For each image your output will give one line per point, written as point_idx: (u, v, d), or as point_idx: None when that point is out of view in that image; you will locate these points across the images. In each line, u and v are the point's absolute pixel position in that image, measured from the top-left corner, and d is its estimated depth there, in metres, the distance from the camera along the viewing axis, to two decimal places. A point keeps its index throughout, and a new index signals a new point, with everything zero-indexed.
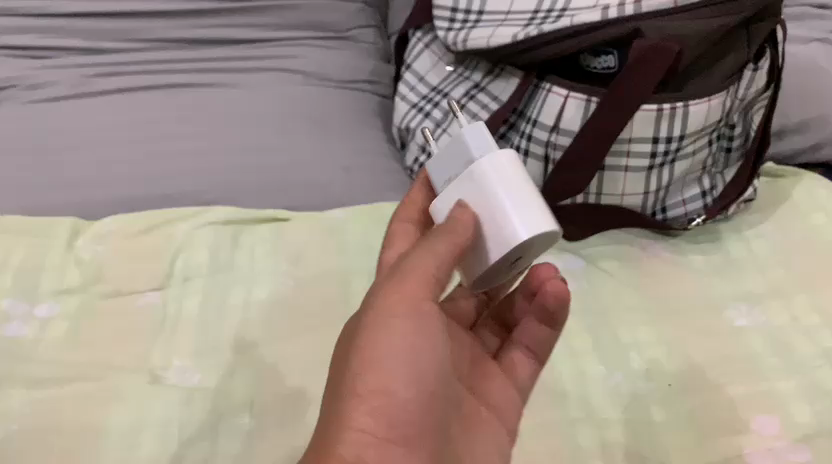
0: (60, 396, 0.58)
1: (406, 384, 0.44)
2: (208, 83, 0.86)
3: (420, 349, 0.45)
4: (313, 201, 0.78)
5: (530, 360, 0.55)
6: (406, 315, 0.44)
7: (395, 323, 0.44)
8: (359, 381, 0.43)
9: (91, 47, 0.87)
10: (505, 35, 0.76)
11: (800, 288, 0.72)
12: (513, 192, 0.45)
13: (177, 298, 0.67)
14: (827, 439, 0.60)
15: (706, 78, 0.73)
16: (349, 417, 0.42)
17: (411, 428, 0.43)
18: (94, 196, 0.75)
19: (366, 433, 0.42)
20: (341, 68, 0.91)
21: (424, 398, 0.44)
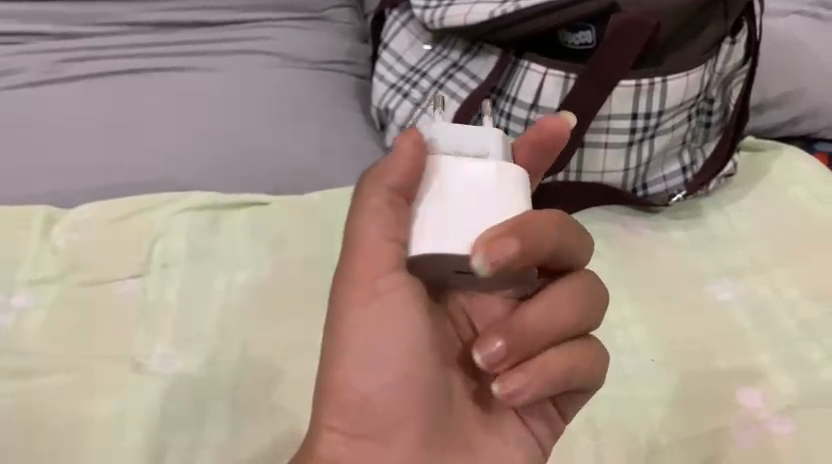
0: (43, 387, 0.60)
1: (373, 377, 0.45)
2: (180, 67, 0.90)
3: (383, 341, 0.45)
4: (295, 186, 0.82)
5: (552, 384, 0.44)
6: (364, 306, 0.45)
7: (355, 316, 0.45)
8: (330, 379, 0.46)
9: (59, 32, 0.90)
10: (482, 12, 0.77)
11: (779, 262, 0.76)
12: (464, 196, 0.40)
13: (157, 284, 0.69)
14: (808, 409, 0.63)
15: (684, 51, 0.76)
16: (325, 416, 0.46)
17: (384, 419, 0.45)
18: (70, 184, 0.78)
19: (339, 429, 0.46)
20: (315, 49, 0.94)
21: (396, 388, 0.45)
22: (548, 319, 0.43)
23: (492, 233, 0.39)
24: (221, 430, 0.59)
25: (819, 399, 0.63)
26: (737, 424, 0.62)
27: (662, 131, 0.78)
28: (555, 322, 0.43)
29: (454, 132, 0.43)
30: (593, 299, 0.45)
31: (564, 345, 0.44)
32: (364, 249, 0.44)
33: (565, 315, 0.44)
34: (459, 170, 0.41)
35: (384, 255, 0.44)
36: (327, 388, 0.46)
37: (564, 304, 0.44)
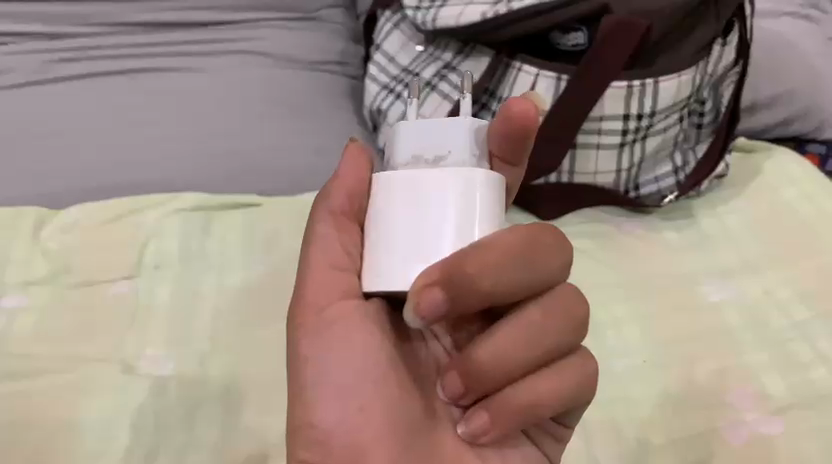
0: (31, 389, 0.60)
1: (335, 404, 0.42)
2: (171, 68, 0.89)
3: (341, 363, 0.42)
4: (286, 186, 0.81)
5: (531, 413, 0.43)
6: (319, 329, 0.43)
7: (310, 341, 0.43)
8: (293, 412, 0.43)
9: (49, 32, 0.90)
10: (474, 13, 0.77)
11: (770, 264, 0.76)
12: (416, 217, 0.38)
13: (148, 286, 0.69)
14: (800, 410, 0.63)
15: (675, 53, 0.76)
16: (292, 452, 0.43)
17: (358, 453, 0.42)
18: (58, 184, 0.77)
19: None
20: (308, 49, 0.94)
21: (361, 411, 0.42)
22: (510, 356, 0.40)
23: (432, 275, 0.37)
24: (212, 432, 0.59)
25: (810, 400, 0.63)
26: (730, 423, 0.62)
27: (654, 132, 0.78)
28: (516, 360, 0.41)
29: (414, 129, 0.41)
30: (567, 318, 0.41)
31: (531, 378, 0.42)
32: (314, 276, 0.44)
33: (531, 348, 0.41)
34: (412, 185, 0.39)
35: (335, 279, 0.44)
36: (293, 425, 0.43)
37: (530, 336, 0.41)
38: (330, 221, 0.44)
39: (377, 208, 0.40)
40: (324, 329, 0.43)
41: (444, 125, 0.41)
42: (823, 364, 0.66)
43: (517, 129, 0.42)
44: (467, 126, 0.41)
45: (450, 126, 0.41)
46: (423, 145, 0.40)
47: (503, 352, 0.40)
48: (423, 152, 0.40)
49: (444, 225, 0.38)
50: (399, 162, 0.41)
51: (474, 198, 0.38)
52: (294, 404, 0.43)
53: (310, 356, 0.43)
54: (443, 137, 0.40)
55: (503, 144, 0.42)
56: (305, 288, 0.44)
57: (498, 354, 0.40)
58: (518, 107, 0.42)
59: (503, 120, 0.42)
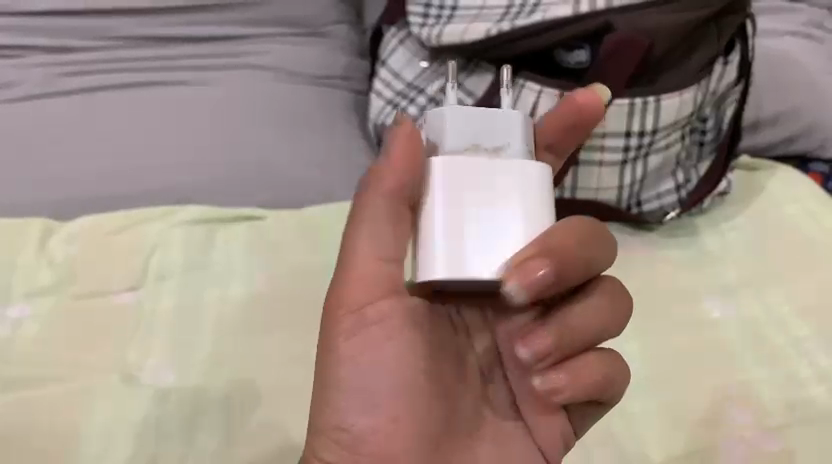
0: (34, 398, 0.60)
1: (362, 410, 0.45)
2: (178, 81, 0.90)
3: (371, 372, 0.45)
4: (291, 198, 0.83)
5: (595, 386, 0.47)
6: (355, 336, 0.45)
7: (346, 347, 0.45)
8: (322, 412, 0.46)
9: (56, 45, 0.91)
10: (479, 30, 0.77)
11: (771, 281, 0.76)
12: (486, 208, 0.41)
13: (151, 297, 0.70)
14: (796, 427, 0.63)
15: (678, 72, 0.76)
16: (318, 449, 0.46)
17: (383, 455, 0.45)
18: (65, 192, 0.79)
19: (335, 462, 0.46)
20: (315, 64, 0.95)
21: (385, 421, 0.45)
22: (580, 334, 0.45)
23: (526, 253, 0.40)
24: (213, 440, 0.60)
25: (807, 416, 0.64)
26: (725, 440, 0.62)
27: (656, 148, 0.79)
28: (596, 328, 0.46)
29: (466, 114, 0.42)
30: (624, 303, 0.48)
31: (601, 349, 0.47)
32: (356, 275, 0.45)
33: (608, 319, 0.46)
34: (480, 171, 0.41)
35: (375, 280, 0.45)
36: (322, 426, 0.46)
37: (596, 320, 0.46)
38: (384, 206, 0.43)
39: (441, 198, 0.41)
40: (361, 335, 0.45)
41: (503, 115, 0.43)
42: (821, 382, 0.66)
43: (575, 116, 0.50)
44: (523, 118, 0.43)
45: (508, 117, 0.43)
46: (485, 135, 0.42)
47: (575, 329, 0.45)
48: (485, 143, 0.42)
49: (511, 208, 0.41)
50: (450, 149, 0.42)
51: (532, 187, 0.41)
52: (323, 406, 0.46)
53: (345, 359, 0.45)
54: (504, 128, 0.43)
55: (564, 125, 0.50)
56: (342, 288, 0.46)
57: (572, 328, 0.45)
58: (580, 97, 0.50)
59: (570, 105, 0.50)
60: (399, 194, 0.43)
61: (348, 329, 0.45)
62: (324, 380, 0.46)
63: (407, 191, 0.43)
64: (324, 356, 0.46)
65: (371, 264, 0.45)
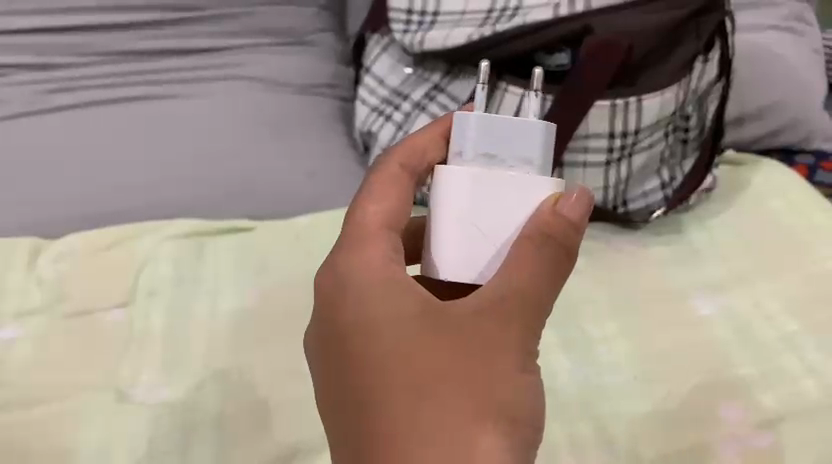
0: (28, 419, 0.61)
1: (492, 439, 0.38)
2: (164, 95, 0.91)
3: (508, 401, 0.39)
4: (280, 211, 0.83)
5: None
6: (508, 356, 0.39)
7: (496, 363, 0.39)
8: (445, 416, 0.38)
9: (40, 63, 0.91)
10: (460, 36, 0.78)
11: (760, 275, 0.77)
12: None
13: (142, 313, 0.70)
14: (789, 421, 0.63)
15: (658, 71, 0.77)
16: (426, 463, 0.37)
17: None
18: (55, 213, 0.79)
19: None
20: (300, 74, 0.95)
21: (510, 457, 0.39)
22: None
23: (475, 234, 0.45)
24: (208, 455, 0.60)
25: (799, 410, 0.64)
26: (718, 438, 0.62)
27: (640, 148, 0.80)
28: None
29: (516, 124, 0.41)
30: None
31: None
32: (532, 281, 0.40)
33: None
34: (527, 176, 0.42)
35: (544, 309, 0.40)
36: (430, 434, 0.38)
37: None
38: (387, 208, 0.44)
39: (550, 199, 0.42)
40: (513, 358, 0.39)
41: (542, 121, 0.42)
42: (811, 376, 0.67)
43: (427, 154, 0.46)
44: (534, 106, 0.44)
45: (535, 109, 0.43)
46: (515, 143, 0.41)
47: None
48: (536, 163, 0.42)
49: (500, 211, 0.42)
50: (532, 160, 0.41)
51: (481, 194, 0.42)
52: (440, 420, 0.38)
53: (512, 374, 0.39)
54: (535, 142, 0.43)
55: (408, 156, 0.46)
56: (499, 303, 0.39)
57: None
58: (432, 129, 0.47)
59: (409, 144, 0.46)
60: (389, 212, 0.44)
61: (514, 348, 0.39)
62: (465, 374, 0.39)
63: (397, 210, 0.44)
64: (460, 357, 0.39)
65: (534, 293, 0.40)
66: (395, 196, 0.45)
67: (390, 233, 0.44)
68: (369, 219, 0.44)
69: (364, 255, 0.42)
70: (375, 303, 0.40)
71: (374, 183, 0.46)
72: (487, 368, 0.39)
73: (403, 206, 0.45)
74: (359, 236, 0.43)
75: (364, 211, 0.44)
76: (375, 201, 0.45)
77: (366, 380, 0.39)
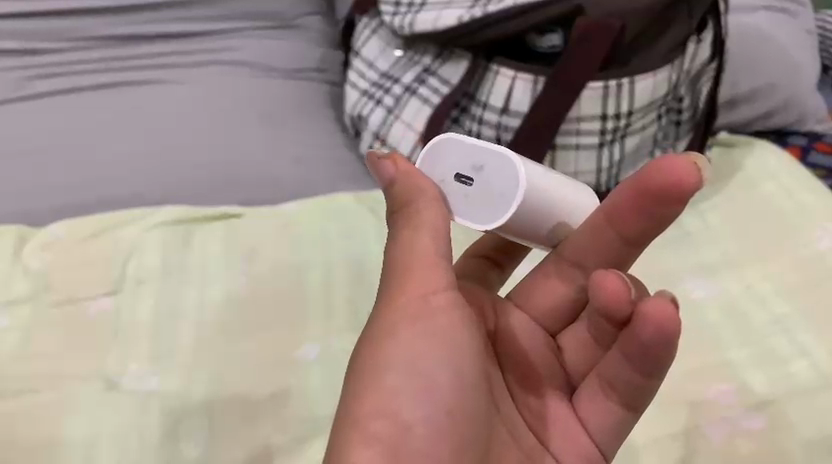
0: (15, 409, 0.60)
1: (412, 394, 0.43)
2: (149, 81, 0.89)
3: (430, 357, 0.44)
4: (266, 195, 0.82)
5: (629, 373, 0.47)
6: (424, 314, 0.44)
7: (413, 319, 0.44)
8: (382, 370, 0.43)
9: (24, 48, 0.89)
10: (450, 18, 0.77)
11: (752, 259, 0.76)
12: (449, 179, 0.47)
13: (131, 302, 0.69)
14: (779, 405, 0.63)
15: (650, 52, 0.76)
16: (362, 409, 0.43)
17: (423, 447, 0.42)
18: (40, 202, 0.78)
19: (378, 434, 0.42)
20: (288, 58, 0.94)
21: (438, 412, 0.43)
22: (648, 343, 0.44)
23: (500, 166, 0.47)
24: (196, 447, 0.60)
25: (790, 392, 0.64)
26: (710, 422, 0.62)
27: (632, 130, 0.79)
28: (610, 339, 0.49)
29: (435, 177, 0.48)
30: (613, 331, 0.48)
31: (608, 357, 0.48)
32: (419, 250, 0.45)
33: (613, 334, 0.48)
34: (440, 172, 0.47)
35: (442, 271, 0.45)
36: (370, 376, 0.43)
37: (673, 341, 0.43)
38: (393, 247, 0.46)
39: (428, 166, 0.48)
40: (423, 315, 0.44)
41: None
42: (803, 357, 0.67)
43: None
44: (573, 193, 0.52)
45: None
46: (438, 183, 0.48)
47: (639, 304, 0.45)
48: (434, 167, 0.48)
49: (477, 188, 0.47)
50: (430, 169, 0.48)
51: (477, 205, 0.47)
52: (368, 372, 0.44)
53: (419, 331, 0.44)
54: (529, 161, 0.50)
55: (420, 197, 0.45)
56: (409, 263, 0.45)
57: (658, 327, 0.44)
58: (403, 167, 0.46)
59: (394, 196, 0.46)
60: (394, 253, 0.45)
61: (418, 309, 0.44)
62: (392, 327, 0.44)
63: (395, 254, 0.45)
64: (391, 314, 0.45)
65: (429, 258, 0.45)
66: (396, 238, 0.46)
67: (439, 266, 0.45)
68: (416, 251, 0.45)
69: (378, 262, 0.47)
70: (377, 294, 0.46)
71: (405, 226, 0.45)
72: (403, 327, 0.44)
73: (406, 245, 0.45)
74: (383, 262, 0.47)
75: (411, 246, 0.45)
76: (419, 231, 0.45)
77: (353, 348, 0.46)
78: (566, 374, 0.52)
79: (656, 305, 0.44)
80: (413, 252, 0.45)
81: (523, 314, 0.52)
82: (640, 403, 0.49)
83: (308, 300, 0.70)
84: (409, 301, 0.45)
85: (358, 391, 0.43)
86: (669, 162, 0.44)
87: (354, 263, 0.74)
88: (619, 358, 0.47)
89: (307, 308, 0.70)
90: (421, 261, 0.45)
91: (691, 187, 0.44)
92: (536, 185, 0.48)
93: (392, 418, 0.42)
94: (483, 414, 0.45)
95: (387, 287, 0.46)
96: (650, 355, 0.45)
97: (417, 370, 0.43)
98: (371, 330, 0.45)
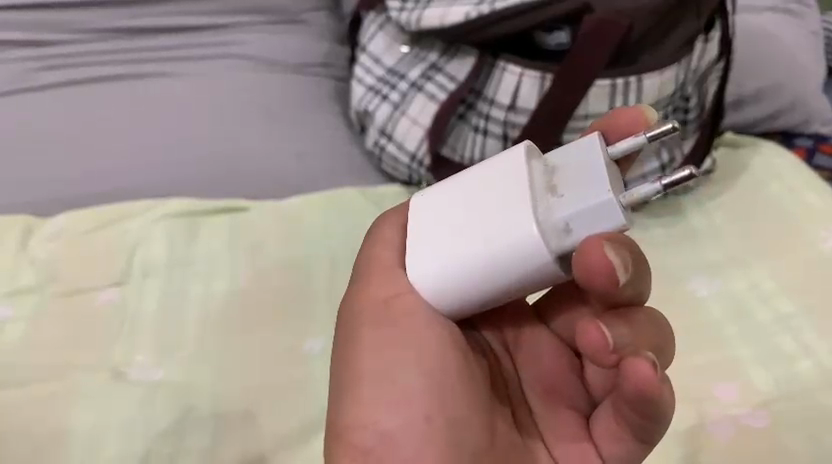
0: (20, 398, 0.60)
1: (388, 402, 0.45)
2: (154, 74, 0.89)
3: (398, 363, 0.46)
4: (270, 190, 0.82)
5: (634, 416, 0.44)
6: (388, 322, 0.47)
7: (379, 330, 0.47)
8: (356, 384, 0.46)
9: (30, 39, 0.89)
10: (458, 13, 0.77)
11: (757, 258, 0.76)
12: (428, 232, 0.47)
13: (136, 294, 0.69)
14: (784, 403, 0.63)
15: (658, 50, 0.76)
16: (346, 427, 0.45)
17: (406, 451, 0.44)
18: (45, 194, 0.78)
19: (362, 447, 0.44)
20: (293, 53, 0.94)
21: (415, 415, 0.44)
22: (631, 394, 0.41)
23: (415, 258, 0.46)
24: (201, 437, 0.60)
25: (793, 390, 0.64)
26: (715, 419, 0.62)
27: None
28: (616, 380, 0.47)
29: None
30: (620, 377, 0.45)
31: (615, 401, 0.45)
32: (378, 259, 0.49)
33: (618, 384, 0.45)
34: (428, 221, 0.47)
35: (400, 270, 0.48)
36: (347, 393, 0.46)
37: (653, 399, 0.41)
38: (362, 267, 0.50)
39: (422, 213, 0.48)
40: (388, 322, 0.47)
41: (586, 168, 0.42)
42: (807, 356, 0.67)
43: (627, 131, 0.48)
44: (560, 221, 0.41)
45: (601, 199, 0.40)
46: None
47: (625, 358, 0.41)
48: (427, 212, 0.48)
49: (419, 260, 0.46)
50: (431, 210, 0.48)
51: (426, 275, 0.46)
52: (347, 389, 0.46)
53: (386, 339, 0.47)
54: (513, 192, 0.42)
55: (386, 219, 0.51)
56: (371, 273, 0.49)
57: (640, 384, 0.41)
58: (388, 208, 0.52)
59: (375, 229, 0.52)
60: (364, 271, 0.50)
61: (380, 317, 0.47)
62: (361, 342, 0.47)
63: (364, 268, 0.50)
64: (359, 328, 0.48)
65: (385, 263, 0.49)
66: (365, 258, 0.50)
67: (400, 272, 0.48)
68: (376, 263, 0.49)
69: (353, 284, 0.51)
70: (347, 312, 0.49)
71: (373, 245, 0.50)
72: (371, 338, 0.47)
73: (370, 257, 0.50)
74: (354, 282, 0.51)
75: (372, 260, 0.49)
76: (382, 247, 0.49)
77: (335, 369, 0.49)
78: (589, 397, 0.50)
79: (637, 366, 0.41)
80: (374, 261, 0.49)
81: (550, 334, 0.52)
82: (650, 437, 0.46)
83: (314, 294, 0.70)
84: (375, 317, 0.48)
85: (339, 410, 0.46)
86: (580, 249, 0.40)
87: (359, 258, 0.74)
88: (622, 404, 0.44)
89: (311, 302, 0.70)
90: (379, 270, 0.49)
91: (599, 274, 0.40)
92: (449, 257, 0.44)
93: (373, 431, 0.44)
94: (468, 407, 0.46)
95: (355, 306, 0.49)
96: (641, 402, 0.42)
97: (391, 381, 0.45)
98: (343, 347, 0.48)
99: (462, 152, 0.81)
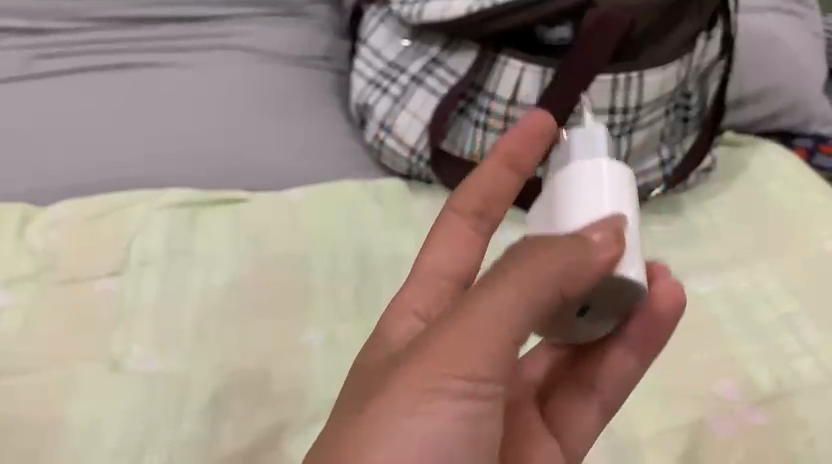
0: (18, 387, 0.60)
1: None
2: (155, 64, 0.89)
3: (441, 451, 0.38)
4: (269, 183, 0.82)
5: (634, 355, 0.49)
6: (449, 404, 0.38)
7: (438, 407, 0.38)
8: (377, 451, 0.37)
9: (31, 28, 0.89)
10: (459, 8, 0.76)
11: (758, 256, 0.76)
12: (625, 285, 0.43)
13: (133, 284, 0.68)
14: (785, 401, 0.64)
15: (660, 46, 0.76)
16: None
17: None
18: (43, 184, 0.77)
19: None
20: (295, 45, 0.93)
21: None
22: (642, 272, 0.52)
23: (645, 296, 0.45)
24: (199, 425, 0.59)
25: (794, 389, 0.64)
26: (715, 417, 0.62)
27: (640, 126, 0.79)
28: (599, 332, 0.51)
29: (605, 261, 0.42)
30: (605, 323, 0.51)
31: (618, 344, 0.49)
32: (493, 332, 0.38)
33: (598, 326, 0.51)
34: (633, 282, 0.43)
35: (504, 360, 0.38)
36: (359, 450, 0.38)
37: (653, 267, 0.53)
38: (481, 313, 0.38)
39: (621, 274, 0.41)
40: (450, 404, 0.38)
41: None
42: (806, 355, 0.67)
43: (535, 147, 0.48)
44: None
45: None
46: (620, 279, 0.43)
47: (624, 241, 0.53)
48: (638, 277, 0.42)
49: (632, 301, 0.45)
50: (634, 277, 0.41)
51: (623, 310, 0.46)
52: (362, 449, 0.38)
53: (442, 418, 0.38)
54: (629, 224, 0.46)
55: (563, 273, 0.38)
56: (470, 336, 0.38)
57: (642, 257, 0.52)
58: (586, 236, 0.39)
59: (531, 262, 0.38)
60: (468, 327, 0.38)
61: (448, 398, 0.38)
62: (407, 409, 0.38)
63: (494, 327, 0.38)
64: (411, 387, 0.38)
65: (500, 342, 0.38)
66: (496, 307, 0.38)
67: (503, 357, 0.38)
68: (485, 331, 0.38)
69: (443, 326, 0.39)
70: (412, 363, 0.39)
71: (508, 293, 0.38)
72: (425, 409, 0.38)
73: (515, 316, 0.38)
74: (457, 320, 0.39)
75: (490, 323, 0.38)
76: (511, 314, 0.38)
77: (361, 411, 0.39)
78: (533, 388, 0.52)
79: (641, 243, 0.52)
80: (502, 330, 0.38)
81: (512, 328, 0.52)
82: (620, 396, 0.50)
83: (314, 287, 0.70)
84: (442, 394, 0.38)
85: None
86: None
87: (359, 252, 0.74)
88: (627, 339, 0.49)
89: (311, 295, 0.69)
90: (482, 342, 0.38)
91: None
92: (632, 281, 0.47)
93: None
94: None
95: (419, 357, 0.39)
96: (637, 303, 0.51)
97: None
98: (387, 400, 0.38)
99: (462, 146, 0.81)
